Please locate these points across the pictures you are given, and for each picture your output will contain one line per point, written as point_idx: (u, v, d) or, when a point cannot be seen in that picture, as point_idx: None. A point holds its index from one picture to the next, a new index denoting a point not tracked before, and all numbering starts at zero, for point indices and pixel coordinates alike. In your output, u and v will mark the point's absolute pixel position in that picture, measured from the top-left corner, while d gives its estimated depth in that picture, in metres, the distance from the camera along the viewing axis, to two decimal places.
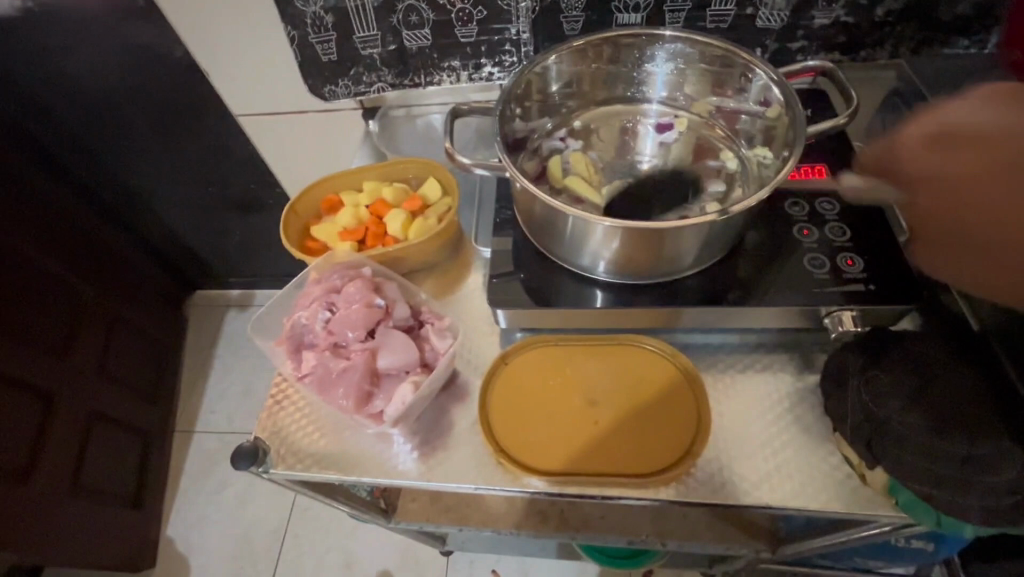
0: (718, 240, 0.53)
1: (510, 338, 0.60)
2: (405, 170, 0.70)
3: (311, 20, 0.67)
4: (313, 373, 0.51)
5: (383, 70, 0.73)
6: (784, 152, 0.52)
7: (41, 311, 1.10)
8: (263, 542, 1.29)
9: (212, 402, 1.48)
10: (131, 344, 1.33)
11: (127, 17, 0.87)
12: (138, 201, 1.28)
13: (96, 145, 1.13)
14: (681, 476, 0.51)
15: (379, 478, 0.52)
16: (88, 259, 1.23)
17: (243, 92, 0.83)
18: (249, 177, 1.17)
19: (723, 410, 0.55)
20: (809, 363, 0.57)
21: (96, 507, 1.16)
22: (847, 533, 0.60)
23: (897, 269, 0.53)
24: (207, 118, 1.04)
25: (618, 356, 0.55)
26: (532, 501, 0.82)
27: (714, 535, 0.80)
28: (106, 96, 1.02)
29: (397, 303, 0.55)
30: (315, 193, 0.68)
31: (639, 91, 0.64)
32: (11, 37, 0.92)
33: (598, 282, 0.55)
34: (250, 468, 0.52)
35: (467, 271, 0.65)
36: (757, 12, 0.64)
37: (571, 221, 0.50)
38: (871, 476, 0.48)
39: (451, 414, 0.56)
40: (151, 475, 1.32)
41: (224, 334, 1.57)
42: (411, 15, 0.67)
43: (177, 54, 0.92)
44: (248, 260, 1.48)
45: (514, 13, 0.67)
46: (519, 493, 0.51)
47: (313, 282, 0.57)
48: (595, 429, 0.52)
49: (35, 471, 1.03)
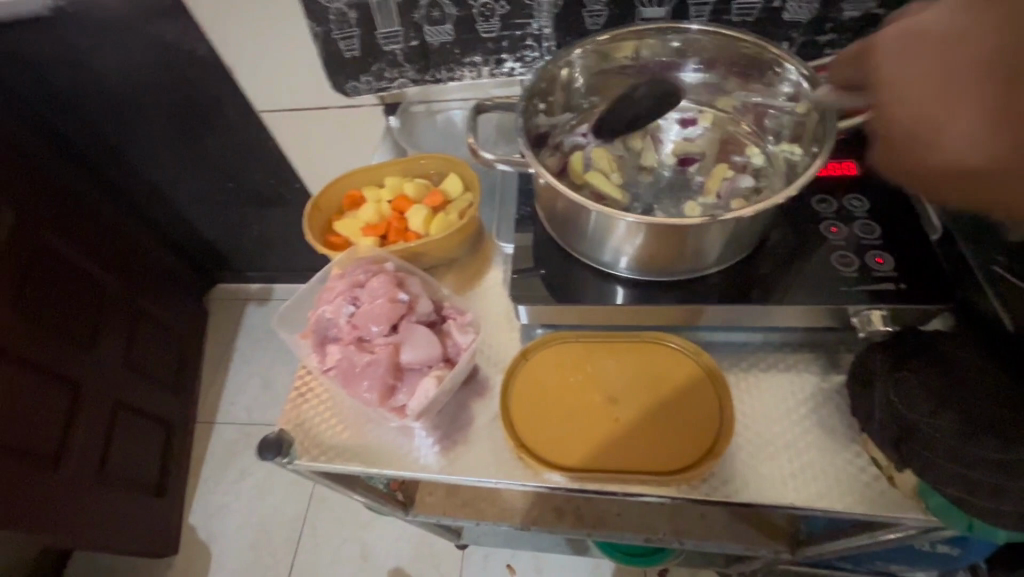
0: (744, 237, 0.52)
1: (531, 333, 0.60)
2: (427, 166, 0.70)
3: (335, 16, 0.67)
4: (338, 366, 0.52)
5: (404, 66, 0.73)
6: (813, 148, 0.52)
7: (69, 304, 1.12)
8: (281, 532, 1.31)
9: (233, 393, 1.51)
10: (154, 335, 1.35)
11: (153, 15, 0.89)
12: (161, 196, 1.30)
13: (121, 140, 1.16)
14: (703, 474, 0.50)
15: (401, 472, 0.53)
16: (114, 253, 1.26)
17: (266, 88, 0.84)
18: (269, 171, 1.19)
19: (745, 409, 0.55)
20: (834, 363, 0.56)
21: (121, 494, 1.18)
22: (870, 536, 0.59)
23: (928, 266, 0.52)
24: (229, 114, 1.05)
25: (640, 353, 0.55)
26: (549, 497, 0.83)
27: (732, 535, 0.79)
28: (131, 93, 1.04)
29: (420, 298, 0.55)
30: (338, 189, 0.68)
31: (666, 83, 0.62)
32: (41, 35, 0.94)
33: (620, 279, 0.55)
34: (275, 458, 0.53)
35: (488, 266, 0.65)
36: (784, 5, 0.63)
37: (594, 217, 0.50)
38: (900, 478, 0.47)
39: (472, 409, 0.56)
40: (174, 464, 1.35)
41: (244, 327, 1.60)
42: (434, 10, 0.67)
43: (201, 51, 0.93)
44: (268, 255, 1.50)
45: (536, 8, 0.66)
46: (539, 488, 0.51)
47: (336, 277, 0.57)
48: (616, 426, 0.51)
49: (64, 459, 1.06)
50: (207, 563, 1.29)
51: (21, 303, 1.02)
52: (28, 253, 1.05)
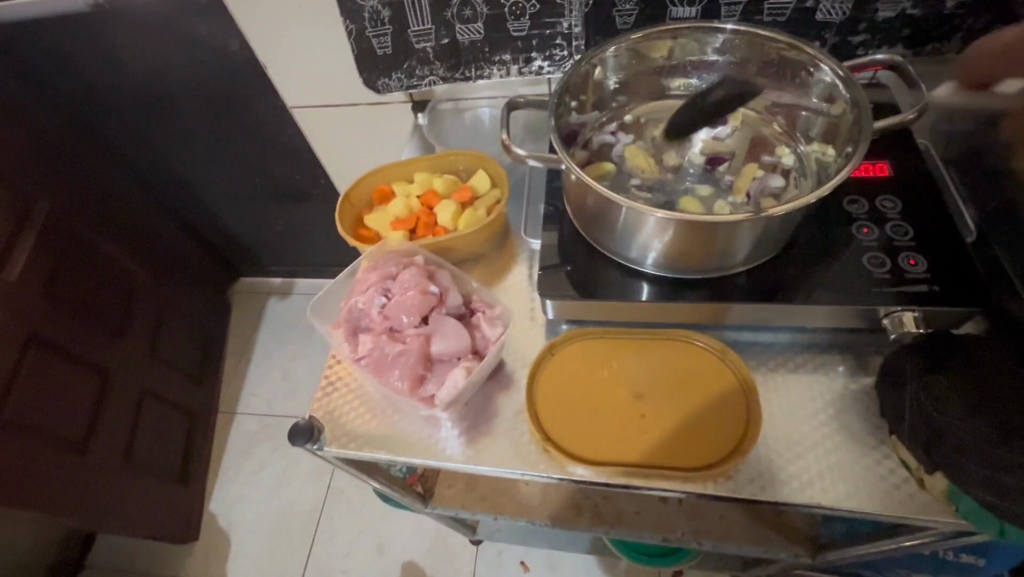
0: (773, 236, 0.52)
1: (556, 329, 0.60)
2: (456, 163, 0.71)
3: (369, 14, 0.69)
4: (369, 355, 0.53)
5: (435, 64, 0.74)
6: (847, 148, 0.52)
7: (99, 293, 1.15)
8: (299, 522, 1.33)
9: (254, 384, 1.53)
10: (180, 326, 1.38)
11: (188, 13, 0.91)
12: (189, 189, 1.34)
13: (153, 135, 1.19)
14: (728, 472, 0.50)
15: (427, 460, 0.54)
16: (141, 244, 1.29)
17: (298, 85, 0.85)
18: (295, 167, 1.21)
19: (771, 409, 0.55)
20: (862, 365, 0.56)
21: (146, 479, 1.21)
22: (895, 542, 0.59)
23: (964, 268, 0.51)
24: (258, 110, 1.07)
25: (665, 351, 0.55)
26: (567, 493, 0.83)
27: (750, 537, 0.79)
28: (164, 89, 1.07)
29: (450, 290, 0.57)
30: (369, 183, 0.70)
31: (697, 82, 0.63)
32: (81, 32, 0.97)
33: (646, 276, 0.55)
34: (305, 444, 0.55)
35: (514, 262, 0.66)
36: (817, 5, 0.63)
37: (624, 213, 0.50)
38: (929, 480, 0.46)
39: (497, 401, 0.57)
40: (196, 452, 1.38)
41: (266, 320, 1.63)
42: (465, 9, 0.68)
43: (234, 48, 0.95)
44: (291, 249, 1.52)
45: (567, 7, 0.67)
46: (562, 480, 0.52)
47: (368, 269, 0.59)
48: (641, 422, 0.52)
49: (92, 443, 1.09)
50: (226, 550, 1.32)
51: (54, 290, 1.05)
52: (60, 243, 1.08)
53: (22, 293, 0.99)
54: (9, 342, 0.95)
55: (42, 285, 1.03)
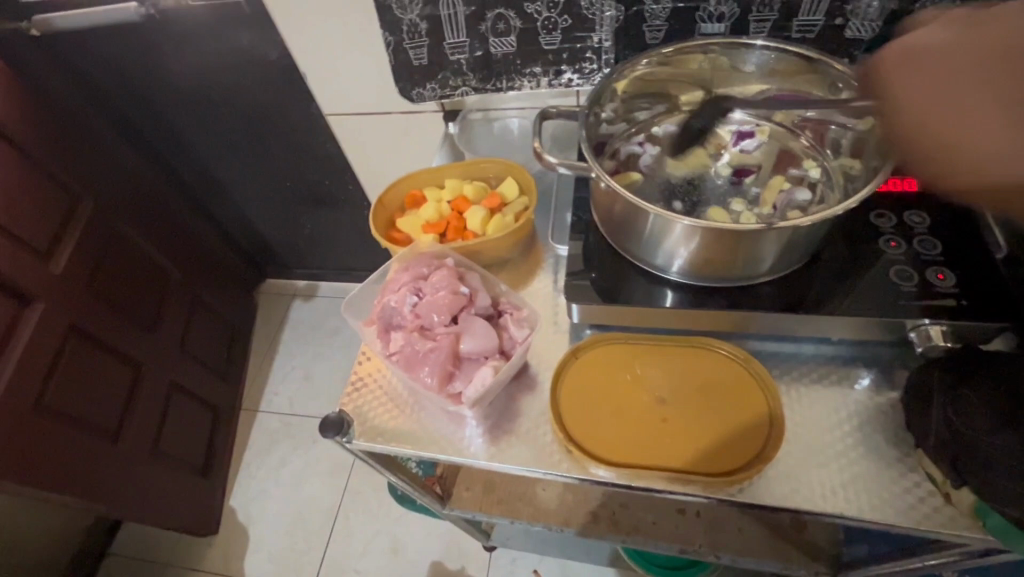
0: (800, 247, 0.53)
1: (581, 333, 0.61)
2: (486, 170, 0.74)
3: (407, 28, 0.72)
4: (401, 352, 0.55)
5: (468, 75, 0.77)
6: (875, 161, 0.52)
7: (135, 289, 1.20)
8: (316, 519, 1.35)
9: (277, 383, 1.57)
10: (208, 323, 1.43)
11: (231, 25, 0.95)
12: (224, 193, 1.39)
13: (192, 139, 1.24)
14: (750, 480, 0.51)
15: (452, 457, 0.55)
16: (176, 242, 1.34)
17: (335, 93, 0.89)
18: (325, 173, 1.25)
19: (793, 419, 0.55)
20: (888, 378, 0.56)
21: (174, 471, 1.24)
22: (921, 560, 0.58)
23: (994, 284, 0.51)
24: (294, 117, 1.12)
25: (689, 358, 0.56)
26: (585, 500, 0.84)
27: (770, 551, 0.78)
28: (205, 95, 1.11)
29: (479, 291, 0.59)
30: (402, 188, 0.72)
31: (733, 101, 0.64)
32: (133, 44, 1.02)
33: (672, 283, 0.56)
34: (335, 437, 0.56)
35: (540, 266, 0.67)
36: (847, 22, 0.64)
37: (650, 221, 0.52)
38: (956, 495, 0.47)
39: (521, 402, 0.58)
40: (219, 448, 1.41)
41: (290, 321, 1.67)
42: (499, 23, 0.71)
43: (273, 58, 1.00)
44: (317, 253, 1.57)
45: (598, 22, 0.69)
46: (583, 481, 0.53)
47: (400, 269, 0.61)
48: (663, 426, 0.53)
49: (124, 433, 1.12)
50: (244, 545, 1.34)
51: (94, 284, 1.10)
52: (102, 239, 1.13)
53: (65, 285, 1.03)
54: (51, 331, 0.99)
55: (84, 278, 1.07)
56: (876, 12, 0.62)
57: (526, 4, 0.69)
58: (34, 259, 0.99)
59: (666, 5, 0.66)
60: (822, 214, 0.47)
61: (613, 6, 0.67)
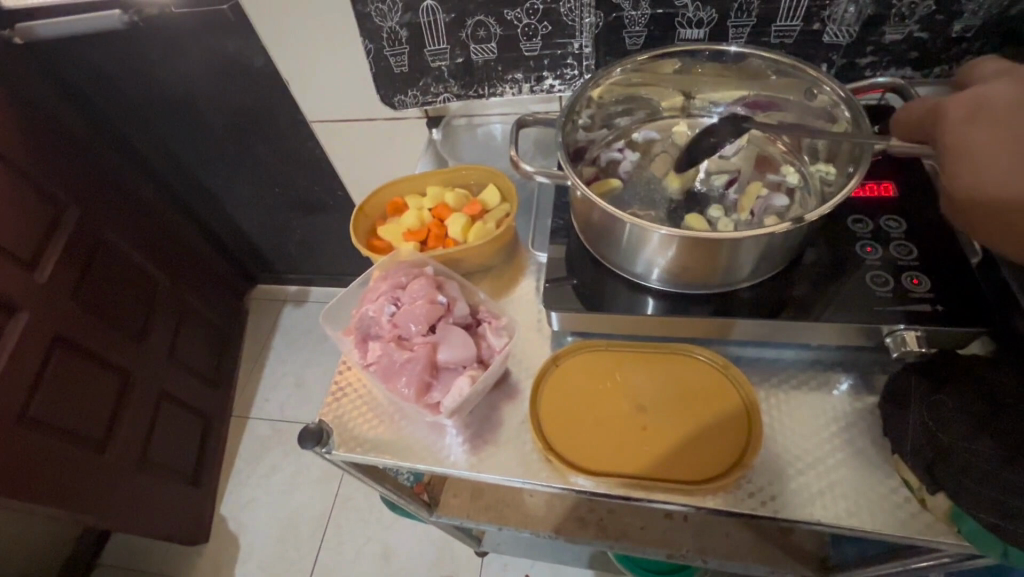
0: (777, 253, 0.53)
1: (562, 340, 0.61)
2: (467, 177, 0.74)
3: (387, 35, 0.72)
4: (378, 362, 0.55)
5: (450, 81, 0.77)
6: (849, 168, 0.53)
7: (122, 298, 1.19)
8: (307, 527, 1.34)
9: (268, 390, 1.56)
10: (197, 330, 1.42)
11: (214, 31, 0.95)
12: (212, 200, 1.38)
13: (180, 147, 1.23)
14: (729, 487, 0.51)
15: (432, 467, 0.55)
16: (163, 249, 1.33)
17: (318, 100, 0.89)
18: (314, 179, 1.24)
19: (774, 425, 0.55)
20: (868, 383, 0.56)
21: (162, 481, 1.23)
22: (902, 563, 0.58)
23: (970, 288, 0.51)
24: (281, 123, 1.11)
25: (668, 364, 0.56)
26: (572, 505, 0.83)
27: (757, 556, 0.78)
28: (191, 102, 1.11)
29: (457, 300, 0.59)
30: (383, 196, 0.72)
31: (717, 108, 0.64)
32: (118, 52, 1.02)
33: (651, 290, 0.56)
34: (314, 447, 0.56)
35: (521, 273, 0.67)
36: (824, 27, 0.64)
37: (628, 230, 0.52)
38: (932, 501, 0.47)
39: (502, 410, 0.58)
40: (209, 456, 1.40)
41: (281, 326, 1.66)
42: (479, 29, 0.71)
43: (259, 64, 1.00)
44: (307, 259, 1.56)
45: (578, 29, 0.69)
46: (563, 490, 0.53)
47: (379, 278, 0.61)
48: (643, 434, 0.52)
49: (112, 442, 1.11)
50: (235, 553, 1.33)
51: (80, 293, 1.09)
52: (88, 248, 1.12)
53: (50, 295, 1.02)
54: (35, 342, 0.98)
55: (70, 288, 1.07)
56: (852, 17, 0.63)
57: (505, 11, 0.69)
58: (18, 269, 0.98)
59: (645, 11, 0.66)
60: (800, 222, 0.47)
61: (593, 12, 0.67)
